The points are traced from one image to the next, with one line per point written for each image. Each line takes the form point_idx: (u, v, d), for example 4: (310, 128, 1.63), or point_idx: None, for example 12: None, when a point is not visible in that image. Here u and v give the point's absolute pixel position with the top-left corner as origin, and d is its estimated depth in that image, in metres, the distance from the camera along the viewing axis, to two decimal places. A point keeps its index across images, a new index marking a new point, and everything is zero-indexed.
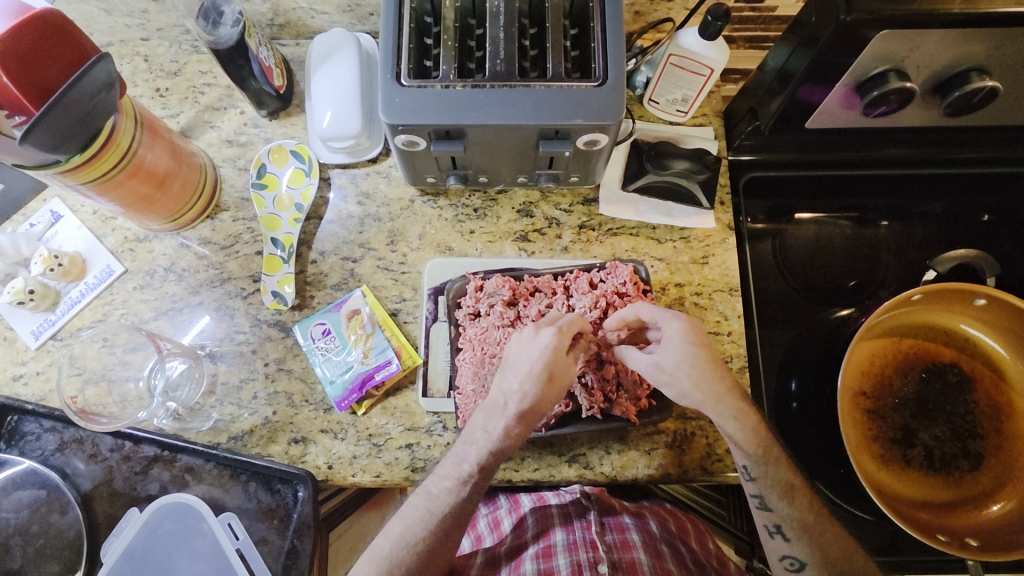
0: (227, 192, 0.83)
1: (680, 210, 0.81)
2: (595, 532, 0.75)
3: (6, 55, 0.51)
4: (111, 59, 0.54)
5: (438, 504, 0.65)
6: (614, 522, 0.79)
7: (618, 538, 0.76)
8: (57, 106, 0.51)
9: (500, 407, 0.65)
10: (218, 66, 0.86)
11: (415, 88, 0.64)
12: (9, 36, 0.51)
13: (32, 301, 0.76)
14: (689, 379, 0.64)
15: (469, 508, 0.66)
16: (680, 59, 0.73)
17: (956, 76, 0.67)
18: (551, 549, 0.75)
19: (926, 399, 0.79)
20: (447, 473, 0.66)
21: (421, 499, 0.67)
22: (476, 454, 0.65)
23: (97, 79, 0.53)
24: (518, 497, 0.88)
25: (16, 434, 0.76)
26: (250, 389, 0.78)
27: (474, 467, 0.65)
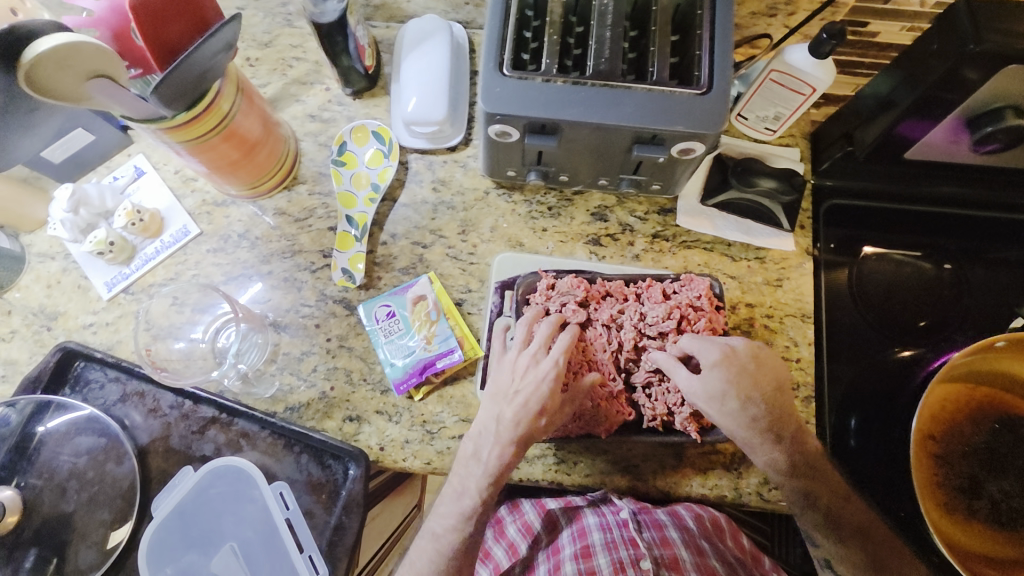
0: (306, 166, 0.84)
1: (759, 230, 0.80)
2: (632, 529, 0.72)
3: (142, 11, 0.52)
4: (236, 21, 0.54)
5: (445, 543, 0.67)
6: (648, 518, 0.75)
7: (655, 535, 0.73)
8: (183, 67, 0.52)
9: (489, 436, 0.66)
10: (309, 41, 0.87)
11: (516, 79, 0.64)
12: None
13: (110, 253, 0.78)
14: (722, 411, 0.65)
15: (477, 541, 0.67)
16: (782, 75, 0.71)
17: None
18: (590, 549, 0.74)
19: (997, 450, 0.76)
20: (450, 511, 0.67)
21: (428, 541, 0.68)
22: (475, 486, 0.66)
23: (220, 44, 0.54)
24: (544, 500, 0.84)
25: (81, 380, 0.77)
26: (310, 362, 0.78)
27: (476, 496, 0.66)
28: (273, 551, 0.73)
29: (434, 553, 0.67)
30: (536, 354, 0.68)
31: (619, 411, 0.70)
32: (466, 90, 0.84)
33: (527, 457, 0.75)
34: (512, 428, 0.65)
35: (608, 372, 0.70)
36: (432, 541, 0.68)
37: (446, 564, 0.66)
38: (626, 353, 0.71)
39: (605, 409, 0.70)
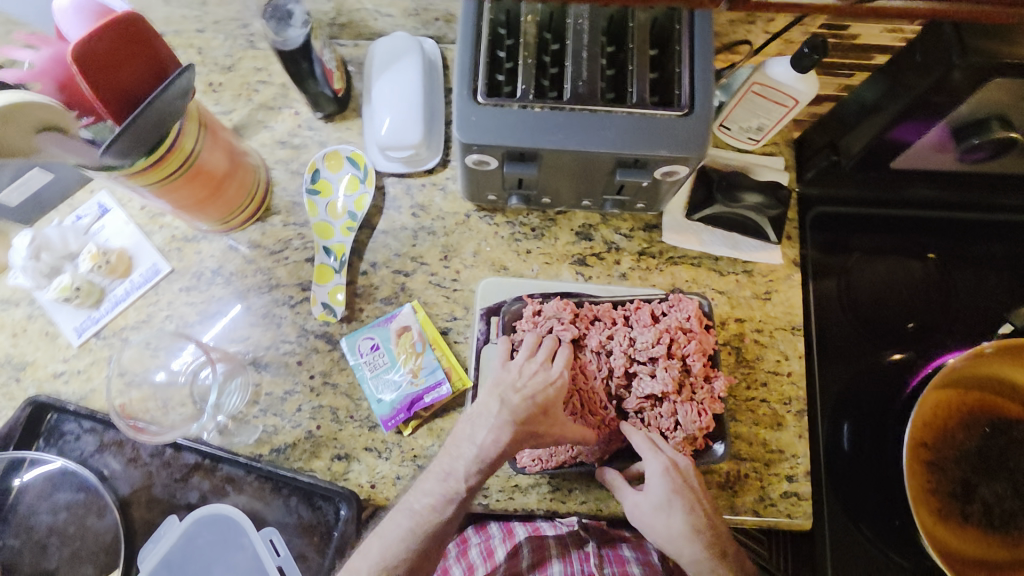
0: (279, 196, 0.81)
1: (746, 243, 0.79)
2: (594, 565, 0.69)
3: (86, 59, 0.48)
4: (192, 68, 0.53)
5: (420, 523, 0.64)
6: (613, 556, 0.72)
7: (618, 573, 0.70)
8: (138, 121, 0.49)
9: (490, 419, 0.66)
10: (274, 63, 0.83)
11: (492, 107, 0.62)
12: (91, 37, 0.48)
13: (77, 298, 0.75)
14: (664, 526, 0.66)
15: (449, 528, 0.65)
16: (763, 88, 0.69)
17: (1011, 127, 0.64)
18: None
19: (987, 453, 0.76)
20: (431, 489, 0.65)
21: (402, 516, 0.65)
22: (463, 469, 0.65)
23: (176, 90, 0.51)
24: (512, 526, 0.79)
25: (55, 432, 0.74)
26: (294, 401, 0.75)
27: (463, 484, 0.65)
28: None
29: (407, 531, 0.64)
30: (544, 355, 0.68)
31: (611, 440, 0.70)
32: (441, 109, 0.81)
33: (521, 487, 0.74)
34: (512, 415, 0.65)
35: (599, 401, 0.70)
36: (407, 518, 0.64)
37: (414, 546, 0.63)
38: (617, 379, 0.70)
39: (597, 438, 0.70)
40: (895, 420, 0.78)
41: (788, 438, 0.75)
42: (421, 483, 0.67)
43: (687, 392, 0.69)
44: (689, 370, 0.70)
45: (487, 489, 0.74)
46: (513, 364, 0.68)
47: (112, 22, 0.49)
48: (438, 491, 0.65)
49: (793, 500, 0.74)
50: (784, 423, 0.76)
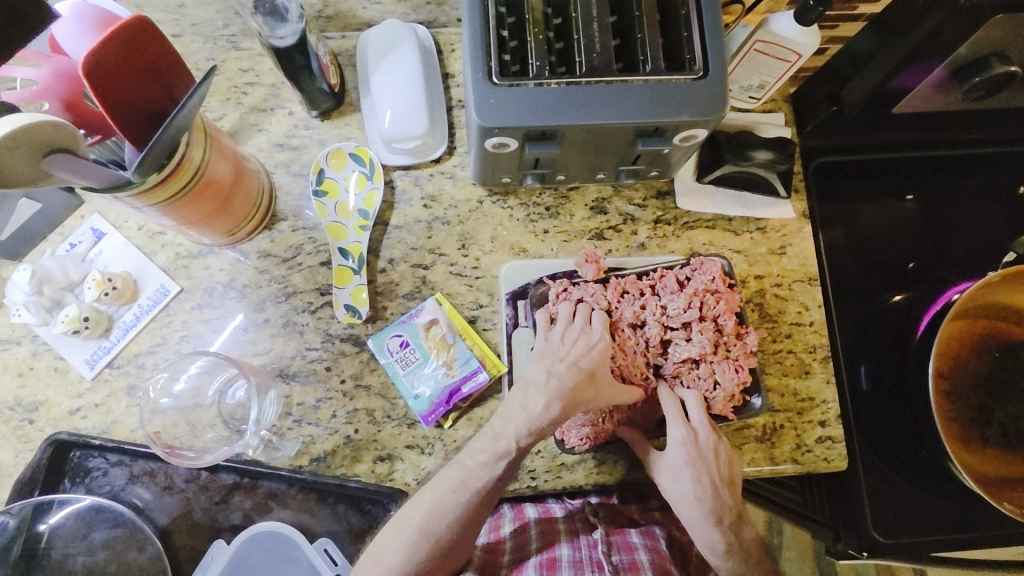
0: (283, 201, 0.78)
1: (757, 201, 0.80)
2: (602, 551, 0.70)
3: (96, 72, 0.48)
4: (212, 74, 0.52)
5: (472, 477, 0.65)
6: (618, 542, 0.73)
7: (625, 559, 0.70)
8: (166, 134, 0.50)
9: (541, 384, 0.66)
10: (260, 62, 0.80)
11: (508, 87, 0.61)
12: (99, 50, 0.48)
13: (86, 329, 0.71)
14: (676, 491, 0.69)
15: (500, 484, 0.66)
16: (767, 45, 0.70)
17: (976, 62, 0.66)
18: (556, 562, 0.70)
19: (999, 377, 0.80)
20: (484, 447, 0.66)
21: (453, 469, 0.66)
22: (512, 430, 0.65)
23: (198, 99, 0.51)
24: (523, 507, 0.80)
25: (81, 470, 0.71)
26: (328, 408, 0.74)
27: (512, 444, 0.65)
28: None
29: (458, 483, 0.65)
30: (583, 319, 0.68)
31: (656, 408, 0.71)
32: (441, 95, 0.79)
33: (567, 465, 0.75)
34: (562, 384, 0.65)
35: (639, 371, 0.71)
36: (458, 471, 0.65)
37: (467, 499, 0.65)
38: (654, 349, 0.70)
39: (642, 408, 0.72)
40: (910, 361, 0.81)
41: (817, 385, 0.78)
42: (475, 441, 0.67)
43: (723, 351, 0.70)
44: (722, 331, 0.70)
45: (534, 471, 0.74)
46: (558, 330, 0.68)
47: (115, 32, 0.48)
48: (491, 451, 0.65)
49: (828, 443, 0.76)
50: (811, 371, 0.78)
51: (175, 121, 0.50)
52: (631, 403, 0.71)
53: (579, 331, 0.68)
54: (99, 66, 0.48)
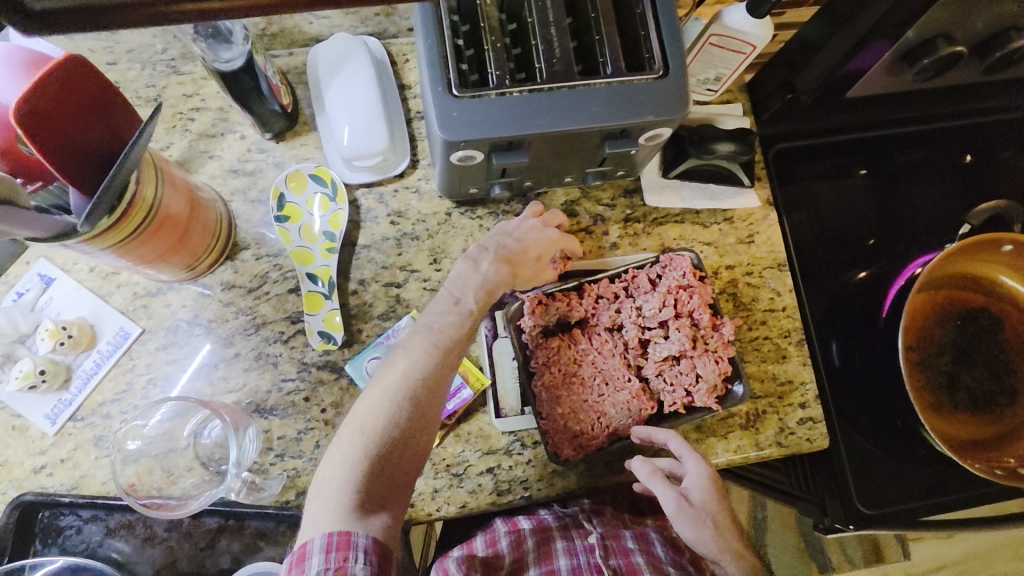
0: (243, 229, 0.75)
1: (723, 191, 0.81)
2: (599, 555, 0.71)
3: (31, 118, 0.45)
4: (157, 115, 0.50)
5: (385, 404, 0.59)
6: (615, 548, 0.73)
7: (623, 562, 0.71)
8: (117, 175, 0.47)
9: (454, 300, 0.65)
10: (206, 86, 0.77)
11: (470, 98, 0.59)
12: (31, 95, 0.45)
13: (44, 383, 0.67)
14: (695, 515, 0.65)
15: (420, 418, 0.60)
16: (721, 38, 0.70)
17: (924, 44, 0.68)
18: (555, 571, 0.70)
19: (963, 344, 0.83)
20: (389, 379, 0.61)
21: (356, 414, 0.60)
22: (409, 362, 0.61)
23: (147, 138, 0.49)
24: (517, 518, 0.78)
25: (52, 530, 0.67)
26: (311, 439, 0.71)
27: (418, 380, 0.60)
28: None
29: (374, 420, 0.58)
30: (462, 262, 0.68)
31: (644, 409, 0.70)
32: (399, 106, 0.77)
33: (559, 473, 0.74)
34: (498, 251, 0.68)
35: (622, 375, 0.71)
36: (366, 411, 0.59)
37: (385, 436, 0.58)
38: (633, 351, 0.72)
39: (630, 409, 0.70)
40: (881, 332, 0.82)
41: (794, 368, 0.79)
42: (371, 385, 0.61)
43: (701, 345, 0.71)
44: (699, 325, 0.72)
45: (526, 482, 0.73)
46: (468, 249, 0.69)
47: (47, 74, 0.46)
48: (392, 384, 0.60)
49: (809, 423, 0.78)
50: (788, 355, 0.80)
51: (126, 161, 0.47)
52: (618, 409, 0.70)
53: (463, 267, 0.67)
54: (33, 113, 0.45)
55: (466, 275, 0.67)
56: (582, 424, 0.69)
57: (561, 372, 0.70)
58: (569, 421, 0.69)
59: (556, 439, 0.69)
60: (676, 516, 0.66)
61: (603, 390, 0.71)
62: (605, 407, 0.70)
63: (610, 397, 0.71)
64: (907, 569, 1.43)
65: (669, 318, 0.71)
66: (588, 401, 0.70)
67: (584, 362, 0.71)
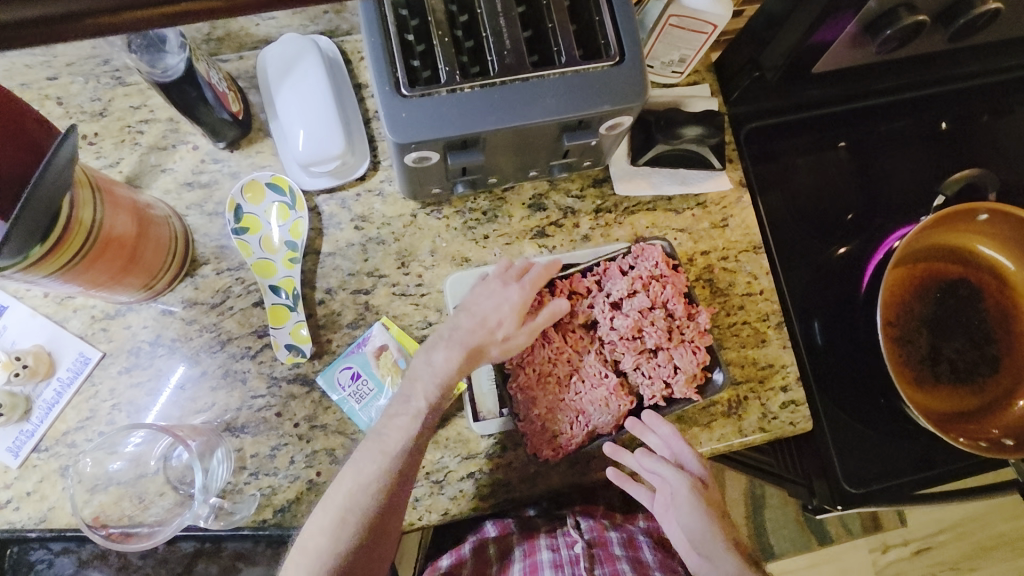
0: (201, 243, 0.73)
1: (693, 176, 0.79)
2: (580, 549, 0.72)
3: None
4: (74, 129, 0.46)
5: (372, 470, 0.62)
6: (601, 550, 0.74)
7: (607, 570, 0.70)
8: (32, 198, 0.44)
9: (443, 338, 0.67)
10: (153, 97, 0.74)
11: (419, 97, 0.57)
12: None
13: (1, 417, 0.65)
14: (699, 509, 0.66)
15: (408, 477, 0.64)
16: (681, 19, 0.68)
17: (885, 14, 0.66)
18: (537, 565, 0.72)
19: (942, 316, 0.82)
20: (383, 432, 0.64)
21: (352, 466, 0.63)
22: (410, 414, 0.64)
23: (67, 153, 0.46)
24: (506, 520, 0.80)
25: (23, 564, 0.67)
26: (286, 454, 0.70)
27: (407, 434, 0.64)
28: None
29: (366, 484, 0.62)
30: (431, 344, 0.67)
31: (622, 406, 0.69)
32: (355, 108, 0.75)
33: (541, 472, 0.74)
34: (466, 336, 0.66)
35: (598, 373, 0.69)
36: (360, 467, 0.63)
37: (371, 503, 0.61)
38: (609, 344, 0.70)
39: (608, 407, 0.69)
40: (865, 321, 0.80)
41: (775, 351, 0.78)
42: (371, 435, 0.65)
43: (677, 336, 0.70)
44: (674, 315, 0.70)
45: (509, 484, 0.72)
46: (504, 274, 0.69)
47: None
48: (385, 443, 0.63)
49: (792, 407, 0.77)
50: (767, 339, 0.79)
51: (38, 181, 0.44)
52: (596, 406, 0.69)
53: (436, 343, 0.67)
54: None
55: (438, 356, 0.66)
56: (560, 424, 0.69)
57: (536, 373, 0.69)
58: (547, 419, 0.69)
59: (533, 438, 0.68)
60: (688, 497, 0.66)
61: (581, 389, 0.69)
62: (582, 406, 0.69)
63: (587, 395, 0.69)
64: (905, 536, 1.44)
65: (643, 308, 0.69)
66: (566, 400, 0.69)
67: (560, 360, 0.69)
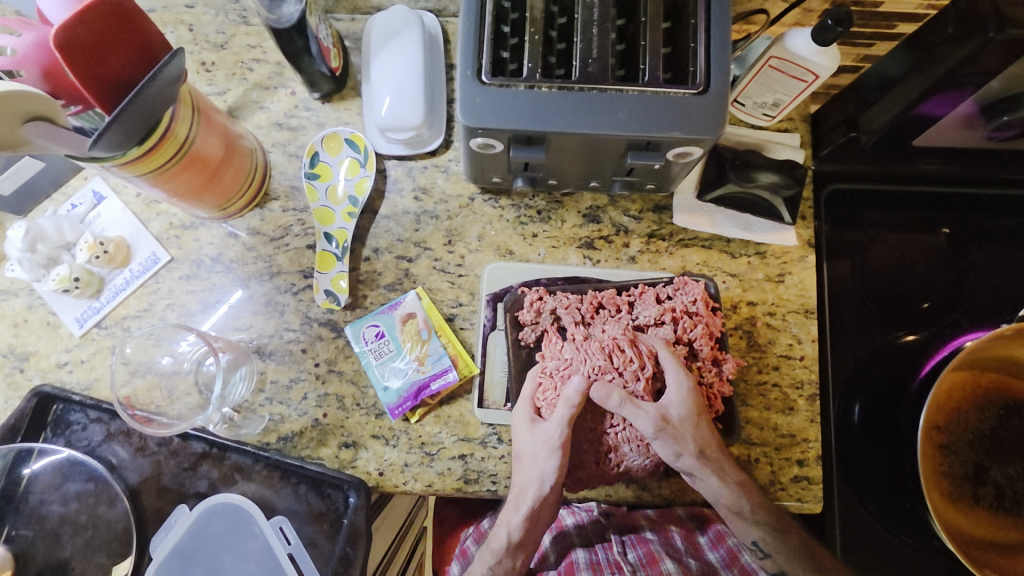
0: (277, 180, 0.79)
1: (759, 224, 0.77)
2: (618, 551, 0.71)
3: (70, 46, 0.48)
4: (183, 53, 0.51)
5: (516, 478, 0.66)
6: (636, 539, 0.72)
7: (642, 553, 0.70)
8: (130, 107, 0.49)
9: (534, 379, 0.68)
10: (268, 40, 0.80)
11: (496, 87, 0.59)
12: (73, 23, 0.48)
13: (77, 289, 0.74)
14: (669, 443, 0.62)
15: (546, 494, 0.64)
16: (782, 62, 0.66)
17: (1006, 100, 0.70)
18: (571, 568, 0.71)
19: (1000, 436, 0.75)
20: (524, 449, 0.65)
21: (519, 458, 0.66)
22: (528, 430, 0.65)
23: (170, 76, 0.51)
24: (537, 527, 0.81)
25: (62, 422, 0.74)
26: (300, 389, 0.75)
27: (540, 447, 0.64)
28: None
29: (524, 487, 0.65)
30: (523, 433, 0.66)
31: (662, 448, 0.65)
32: (443, 86, 0.78)
33: None
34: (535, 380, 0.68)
35: (626, 410, 0.63)
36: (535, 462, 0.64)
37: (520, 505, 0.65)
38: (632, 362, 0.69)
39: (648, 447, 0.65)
40: (909, 404, 0.76)
41: (800, 423, 0.75)
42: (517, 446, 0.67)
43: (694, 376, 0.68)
44: (696, 355, 0.68)
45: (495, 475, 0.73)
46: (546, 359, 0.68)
47: (91, 5, 0.48)
48: (522, 449, 0.65)
49: (803, 483, 0.73)
50: (796, 408, 0.75)
51: (141, 92, 0.49)
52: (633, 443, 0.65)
53: (531, 440, 0.65)
54: (76, 42, 0.49)
55: (539, 469, 0.63)
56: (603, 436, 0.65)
57: (562, 373, 0.65)
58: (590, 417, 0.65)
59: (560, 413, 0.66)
60: (653, 438, 0.62)
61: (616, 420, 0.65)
62: (618, 442, 0.65)
63: (625, 431, 0.65)
64: None
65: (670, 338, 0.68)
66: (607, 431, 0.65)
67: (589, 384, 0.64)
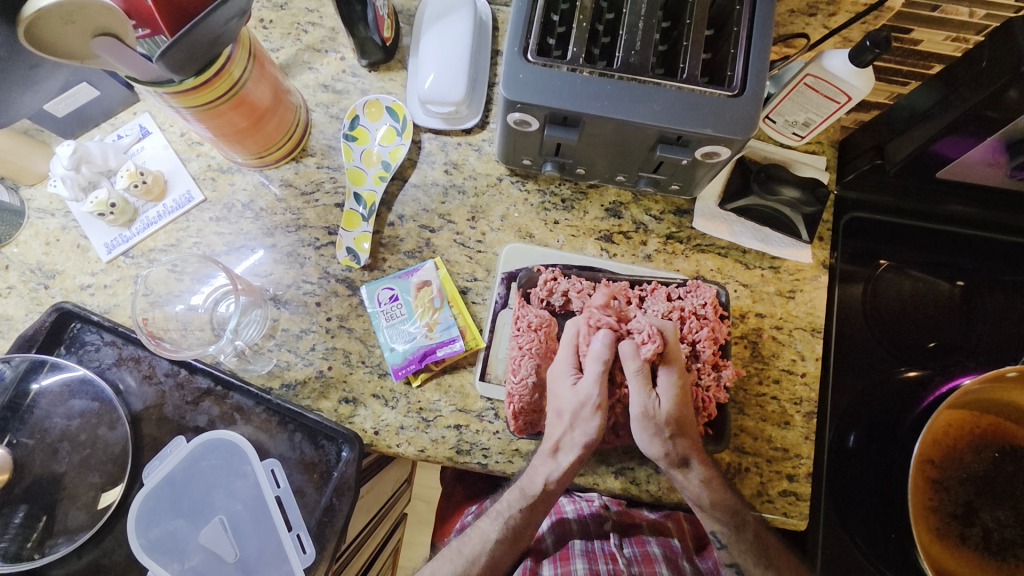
0: (316, 137, 0.82)
1: (776, 239, 0.78)
2: (614, 543, 0.75)
3: None
4: None
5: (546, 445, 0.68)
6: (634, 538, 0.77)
7: (638, 551, 0.74)
8: (189, 35, 0.51)
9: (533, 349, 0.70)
10: (326, 5, 0.83)
11: (540, 66, 0.61)
12: None
13: (111, 215, 0.76)
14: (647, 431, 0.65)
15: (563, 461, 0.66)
16: (817, 80, 0.68)
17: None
18: (569, 553, 0.77)
19: (994, 479, 0.75)
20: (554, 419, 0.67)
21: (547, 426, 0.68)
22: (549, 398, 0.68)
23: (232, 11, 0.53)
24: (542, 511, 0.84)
25: (76, 341, 0.76)
26: (309, 340, 0.77)
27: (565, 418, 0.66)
28: (262, 527, 0.72)
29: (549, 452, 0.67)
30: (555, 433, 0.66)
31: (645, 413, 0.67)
32: (485, 69, 0.81)
33: (521, 452, 0.74)
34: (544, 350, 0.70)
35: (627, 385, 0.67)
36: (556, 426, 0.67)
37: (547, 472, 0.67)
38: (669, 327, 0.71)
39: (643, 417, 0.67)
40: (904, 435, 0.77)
41: (795, 438, 0.75)
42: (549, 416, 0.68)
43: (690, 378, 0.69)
44: (698, 357, 0.70)
45: (487, 449, 0.74)
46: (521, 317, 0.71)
47: None
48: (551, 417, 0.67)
49: (790, 498, 0.74)
50: (792, 423, 0.75)
51: (202, 22, 0.51)
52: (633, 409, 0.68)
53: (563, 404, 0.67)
54: None
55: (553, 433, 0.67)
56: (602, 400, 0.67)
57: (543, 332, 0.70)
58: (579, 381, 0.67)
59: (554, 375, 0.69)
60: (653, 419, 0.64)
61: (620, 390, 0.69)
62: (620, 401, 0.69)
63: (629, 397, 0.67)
64: None
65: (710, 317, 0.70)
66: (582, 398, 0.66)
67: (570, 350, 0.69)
